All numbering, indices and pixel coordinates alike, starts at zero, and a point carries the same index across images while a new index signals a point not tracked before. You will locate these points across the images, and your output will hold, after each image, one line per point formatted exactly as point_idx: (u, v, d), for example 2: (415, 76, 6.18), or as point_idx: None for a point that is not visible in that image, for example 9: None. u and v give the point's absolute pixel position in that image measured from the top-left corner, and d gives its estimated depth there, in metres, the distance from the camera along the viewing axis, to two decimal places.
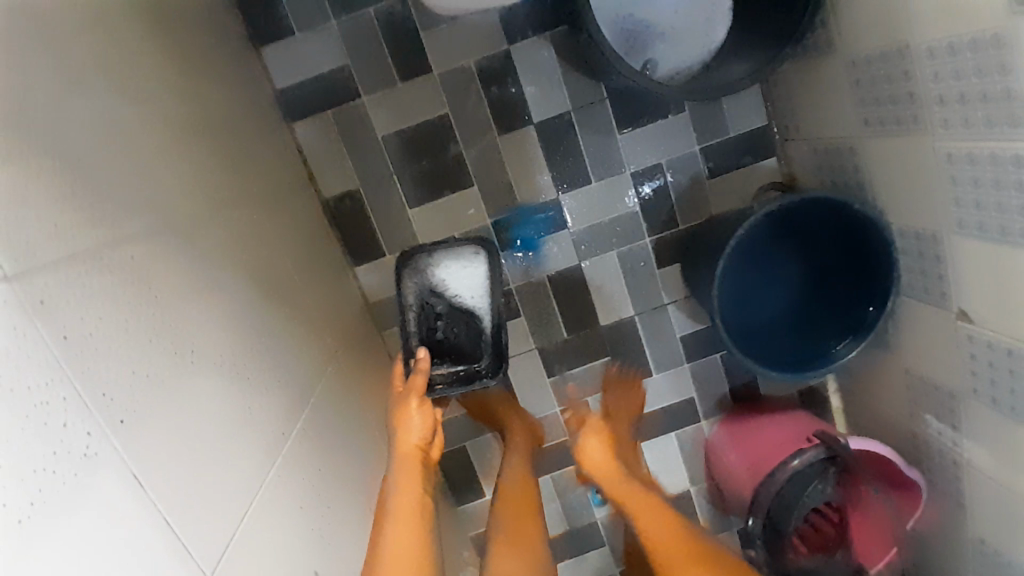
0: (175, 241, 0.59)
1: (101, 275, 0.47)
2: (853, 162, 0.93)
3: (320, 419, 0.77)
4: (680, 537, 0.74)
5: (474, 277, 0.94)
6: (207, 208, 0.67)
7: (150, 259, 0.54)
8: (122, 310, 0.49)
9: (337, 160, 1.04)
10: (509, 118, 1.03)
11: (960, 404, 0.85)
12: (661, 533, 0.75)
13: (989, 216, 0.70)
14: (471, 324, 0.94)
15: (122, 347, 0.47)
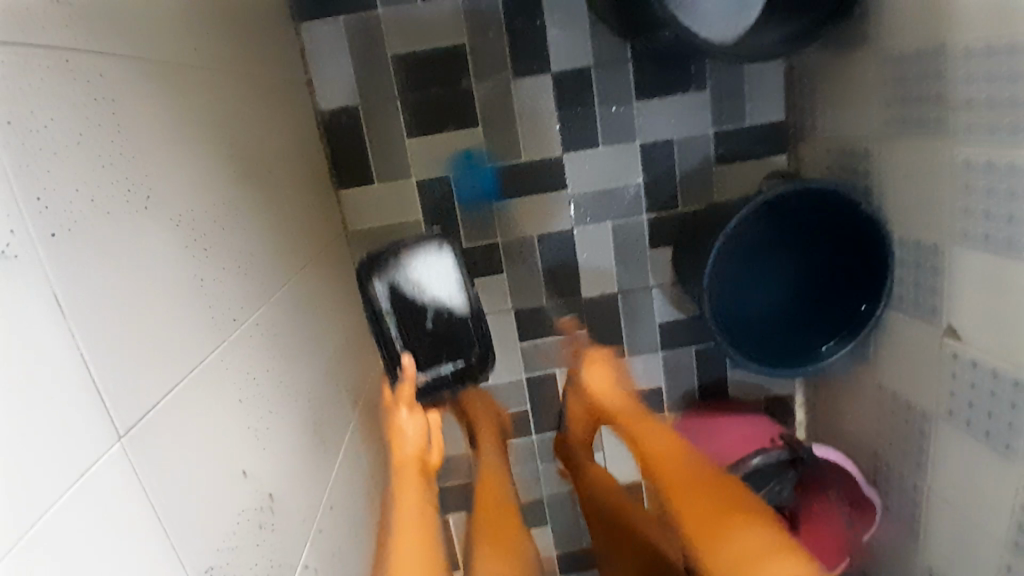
0: (147, 78, 0.53)
1: (59, 73, 0.42)
2: (866, 167, 0.90)
3: (278, 323, 0.71)
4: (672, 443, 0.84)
5: (447, 277, 0.91)
6: (189, 62, 0.61)
7: (116, 82, 0.48)
8: (79, 119, 0.43)
9: (340, 74, 0.99)
10: (526, 62, 0.99)
11: (931, 425, 0.84)
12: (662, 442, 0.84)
13: (999, 228, 0.68)
14: (457, 322, 0.92)
15: (70, 156, 0.42)
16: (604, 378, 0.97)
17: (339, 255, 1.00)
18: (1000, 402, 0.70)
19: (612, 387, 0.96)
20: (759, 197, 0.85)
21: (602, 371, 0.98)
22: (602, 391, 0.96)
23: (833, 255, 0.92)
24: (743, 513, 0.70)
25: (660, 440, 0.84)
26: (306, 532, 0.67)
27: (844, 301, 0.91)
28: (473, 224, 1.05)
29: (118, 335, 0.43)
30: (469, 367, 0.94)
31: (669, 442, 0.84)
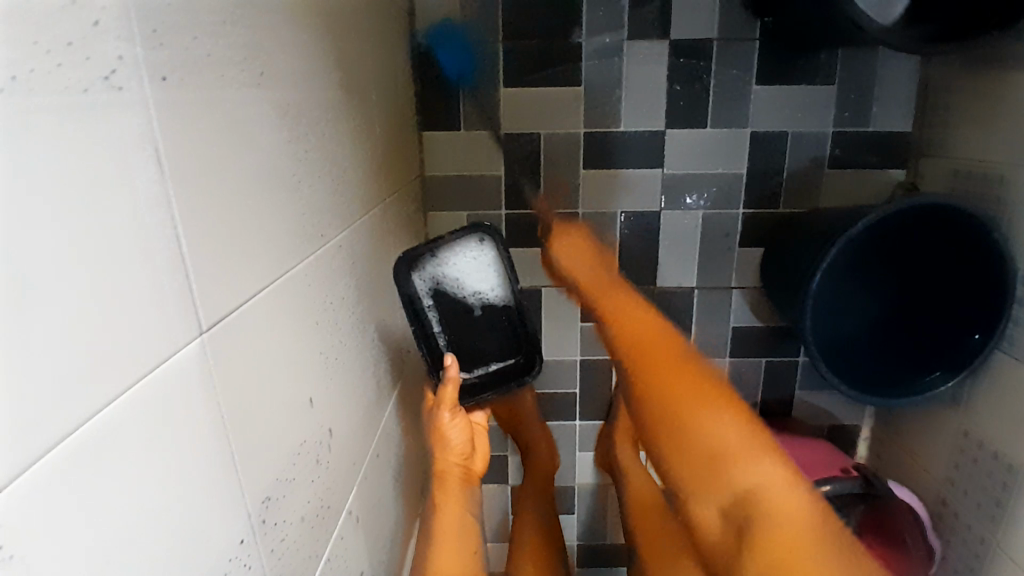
0: None
1: None
2: (998, 195, 0.80)
3: (355, 252, 0.66)
4: (657, 329, 0.69)
5: (487, 266, 0.82)
6: None
7: None
8: None
9: (445, 7, 0.92)
10: (645, 25, 0.92)
11: (1018, 483, 0.75)
12: (642, 330, 0.69)
13: None
14: (503, 320, 0.84)
15: (192, 0, 0.36)
16: (601, 277, 0.86)
17: (414, 200, 0.95)
18: None
19: (592, 273, 0.88)
20: (878, 207, 0.77)
21: (590, 266, 0.90)
22: (591, 283, 0.85)
23: (946, 279, 0.84)
24: (757, 437, 0.57)
25: (678, 359, 0.63)
26: (355, 478, 0.63)
27: (952, 330, 0.83)
28: (553, 190, 0.99)
29: (213, 217, 0.38)
30: (516, 368, 0.85)
31: (651, 329, 0.69)
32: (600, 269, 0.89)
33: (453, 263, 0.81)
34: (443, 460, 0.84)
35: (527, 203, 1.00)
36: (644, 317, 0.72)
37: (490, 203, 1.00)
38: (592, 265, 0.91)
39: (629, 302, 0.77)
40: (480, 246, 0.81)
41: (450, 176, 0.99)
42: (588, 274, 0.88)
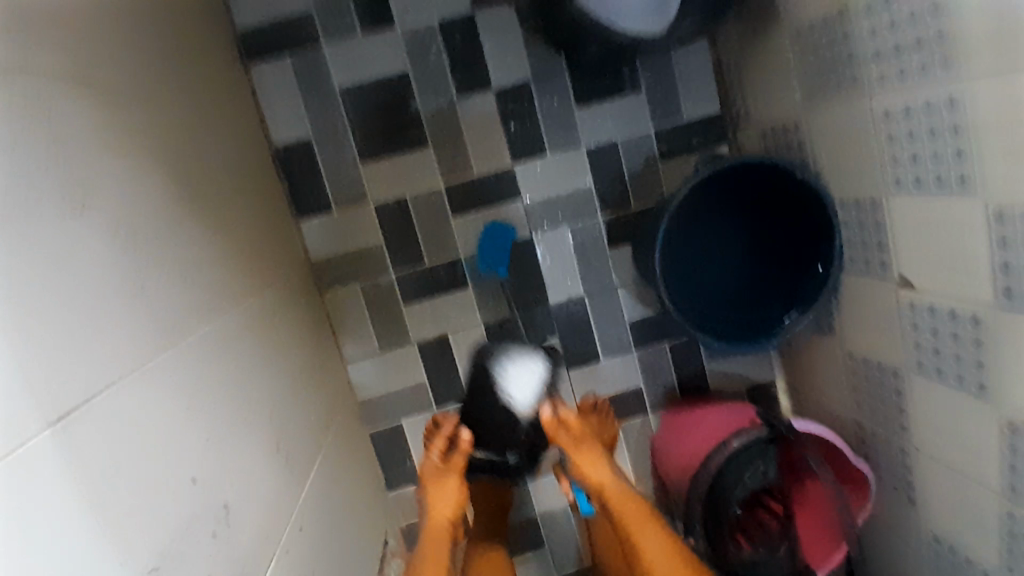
0: (95, 94, 0.56)
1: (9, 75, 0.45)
2: (798, 142, 0.93)
3: (235, 338, 0.72)
4: (659, 534, 0.81)
5: (529, 385, 0.88)
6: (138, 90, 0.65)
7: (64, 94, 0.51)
8: (24, 117, 0.46)
9: (294, 113, 1.04)
10: (471, 83, 1.04)
11: (905, 382, 0.85)
12: (652, 542, 0.81)
13: (925, 169, 0.72)
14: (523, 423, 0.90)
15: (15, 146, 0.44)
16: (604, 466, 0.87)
17: (304, 286, 1.01)
18: (965, 345, 0.74)
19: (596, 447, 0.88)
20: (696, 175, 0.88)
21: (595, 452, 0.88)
22: (599, 477, 0.86)
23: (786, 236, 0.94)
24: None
25: (656, 541, 0.81)
26: (271, 549, 0.65)
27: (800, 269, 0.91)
28: (433, 243, 1.07)
29: (53, 324, 0.44)
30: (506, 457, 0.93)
31: (655, 538, 0.81)
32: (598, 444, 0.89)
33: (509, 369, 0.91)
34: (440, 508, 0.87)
35: (411, 260, 1.07)
36: (644, 516, 0.83)
37: (377, 270, 1.06)
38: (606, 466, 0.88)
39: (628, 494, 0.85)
40: (532, 369, 0.89)
41: (333, 256, 1.06)
42: (593, 456, 0.88)
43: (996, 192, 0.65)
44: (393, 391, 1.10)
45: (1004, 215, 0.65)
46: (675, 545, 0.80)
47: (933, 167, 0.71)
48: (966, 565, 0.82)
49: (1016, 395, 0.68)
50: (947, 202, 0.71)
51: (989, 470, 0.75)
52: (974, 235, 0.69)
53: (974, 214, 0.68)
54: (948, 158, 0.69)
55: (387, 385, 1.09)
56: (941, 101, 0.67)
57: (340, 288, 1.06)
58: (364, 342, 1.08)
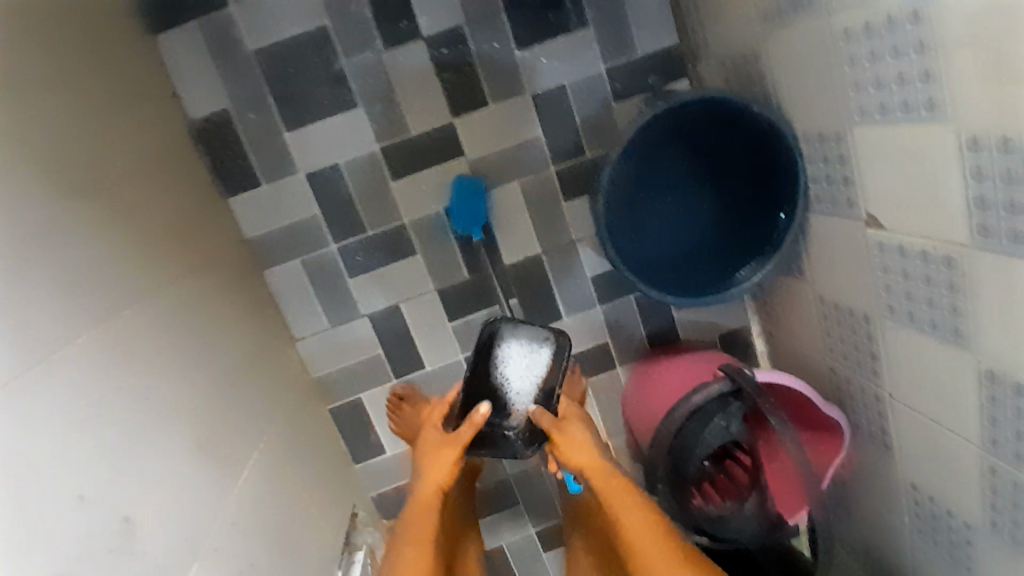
0: None
1: None
2: (757, 69, 0.84)
3: (128, 338, 0.67)
4: (645, 513, 0.78)
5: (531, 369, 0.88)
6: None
7: None
8: None
9: (207, 80, 0.95)
10: (397, 31, 0.94)
11: (877, 330, 0.78)
12: (635, 519, 0.78)
13: (889, 94, 0.63)
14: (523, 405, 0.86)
15: None
16: (584, 446, 0.83)
17: (239, 267, 0.95)
18: (939, 289, 0.67)
19: (576, 426, 0.84)
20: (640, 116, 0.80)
21: (577, 431, 0.84)
22: (579, 459, 0.82)
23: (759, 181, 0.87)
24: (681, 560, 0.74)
25: (636, 517, 0.78)
26: (186, 558, 0.65)
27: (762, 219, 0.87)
28: (374, 210, 1.00)
29: None
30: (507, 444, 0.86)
31: (640, 516, 0.78)
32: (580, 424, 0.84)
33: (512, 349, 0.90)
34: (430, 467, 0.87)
35: (351, 231, 1.00)
36: (630, 496, 0.80)
37: (317, 244, 1.00)
38: (589, 443, 0.83)
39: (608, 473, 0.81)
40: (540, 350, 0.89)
41: (269, 232, 0.99)
42: (572, 436, 0.83)
43: (968, 116, 0.56)
44: (348, 368, 1.06)
45: (978, 142, 0.56)
46: (661, 523, 0.78)
47: (898, 90, 0.62)
48: (945, 516, 0.78)
49: (993, 343, 0.62)
50: (915, 129, 0.62)
51: (966, 421, 0.70)
52: (946, 166, 0.61)
53: (946, 143, 0.60)
54: (914, 79, 0.60)
55: (341, 363, 1.05)
56: (905, 11, 0.58)
57: (280, 266, 1.01)
58: (311, 320, 1.03)
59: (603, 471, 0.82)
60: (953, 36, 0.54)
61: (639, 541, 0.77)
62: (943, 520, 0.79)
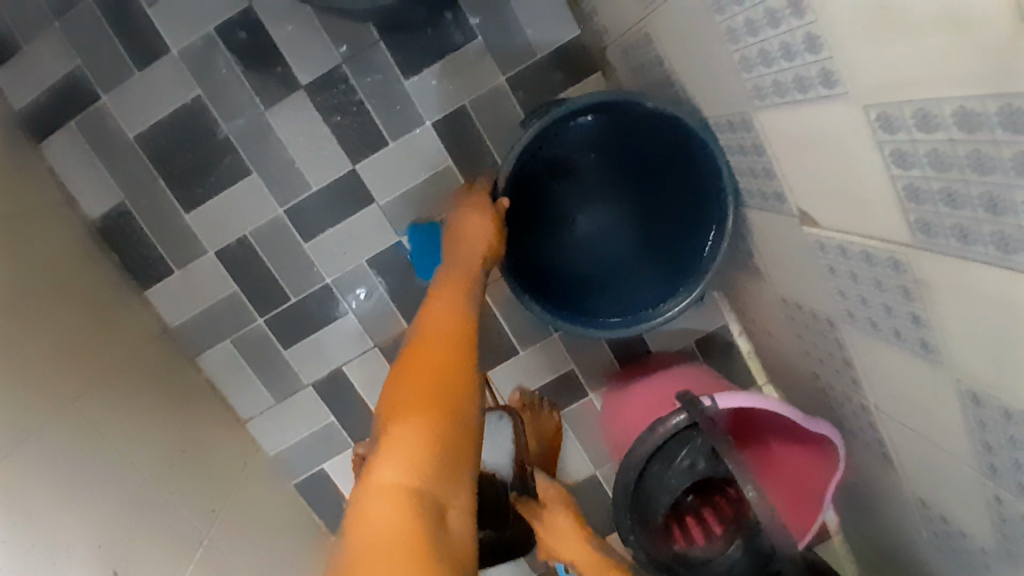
0: None
1: None
2: (655, 52, 0.72)
3: (35, 471, 0.64)
4: None
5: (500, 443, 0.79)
6: None
7: None
8: None
9: (97, 178, 0.90)
10: (275, 87, 0.87)
11: (842, 335, 0.66)
12: None
13: (779, 73, 0.51)
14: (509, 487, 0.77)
15: None
16: (573, 540, 0.73)
17: (165, 364, 0.92)
18: (892, 293, 0.54)
19: (562, 513, 0.76)
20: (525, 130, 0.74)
21: (568, 523, 0.74)
22: (568, 552, 0.73)
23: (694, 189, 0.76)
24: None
25: None
26: None
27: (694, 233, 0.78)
28: (292, 276, 0.94)
29: None
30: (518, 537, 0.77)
31: None
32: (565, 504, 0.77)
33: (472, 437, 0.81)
34: (439, 315, 0.60)
35: (274, 303, 0.95)
36: None
37: (243, 321, 0.96)
38: (581, 537, 0.73)
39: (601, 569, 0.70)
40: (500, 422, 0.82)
41: (193, 318, 0.96)
42: (559, 530, 0.74)
43: (872, 87, 0.43)
44: (304, 439, 1.02)
45: (891, 119, 0.43)
46: None
47: (787, 65, 0.49)
48: (960, 537, 0.65)
49: (964, 354, 0.49)
50: (818, 110, 0.49)
51: (958, 439, 0.56)
52: (862, 152, 0.48)
53: (853, 127, 0.47)
54: (800, 50, 0.47)
55: (295, 435, 1.02)
56: None
57: (213, 350, 0.97)
58: (256, 399, 1.00)
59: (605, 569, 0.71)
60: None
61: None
62: (959, 541, 0.66)
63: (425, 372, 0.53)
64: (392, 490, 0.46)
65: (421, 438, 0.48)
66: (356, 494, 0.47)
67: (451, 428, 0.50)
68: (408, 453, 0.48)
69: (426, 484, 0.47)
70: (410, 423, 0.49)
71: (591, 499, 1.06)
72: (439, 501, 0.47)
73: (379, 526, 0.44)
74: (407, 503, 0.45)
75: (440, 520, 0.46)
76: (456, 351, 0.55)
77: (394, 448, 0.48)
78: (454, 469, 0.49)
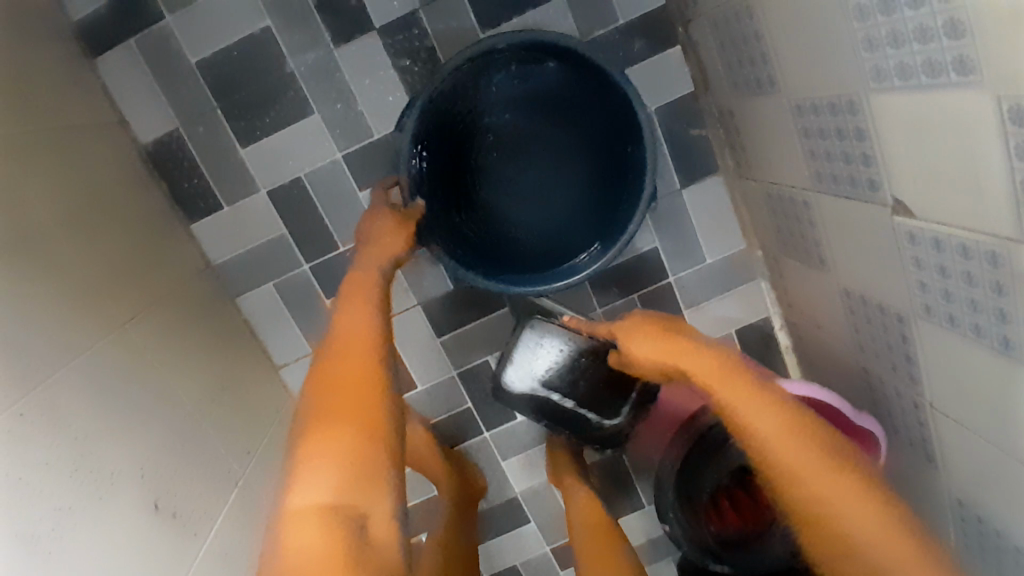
0: None
1: None
2: (753, 29, 0.71)
3: (81, 388, 0.62)
4: (773, 414, 0.67)
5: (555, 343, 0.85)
6: None
7: None
8: None
9: (151, 101, 0.88)
10: (348, 26, 0.85)
11: (911, 330, 0.67)
12: (764, 419, 0.67)
13: (907, 55, 0.50)
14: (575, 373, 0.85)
15: None
16: (653, 350, 0.73)
17: (205, 299, 0.90)
18: (982, 289, 0.54)
19: (658, 328, 0.74)
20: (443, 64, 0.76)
21: (646, 342, 0.73)
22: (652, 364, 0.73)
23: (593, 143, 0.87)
24: (851, 481, 0.63)
25: (761, 416, 0.67)
26: None
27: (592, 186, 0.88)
28: (343, 224, 0.93)
29: None
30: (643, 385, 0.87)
31: (772, 419, 0.67)
32: (659, 321, 0.76)
33: (543, 357, 0.85)
34: (354, 334, 0.66)
35: (322, 249, 0.94)
36: (739, 389, 0.69)
37: (288, 265, 0.94)
38: (661, 345, 0.72)
39: (722, 374, 0.69)
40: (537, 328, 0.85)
41: (236, 258, 0.94)
42: (638, 352, 0.73)
43: (1008, 77, 0.42)
44: None
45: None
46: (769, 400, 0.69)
47: (919, 47, 0.49)
48: (993, 539, 0.67)
49: None
50: (943, 98, 0.48)
51: (1019, 440, 0.57)
52: (984, 142, 0.46)
53: (980, 115, 0.46)
54: (938, 33, 0.46)
55: None
56: None
57: (253, 292, 0.96)
58: (290, 344, 0.99)
59: (699, 363, 0.70)
60: None
61: (788, 454, 0.65)
62: (993, 544, 0.67)
63: (331, 402, 0.60)
64: (311, 510, 0.52)
65: (334, 461, 0.55)
66: (279, 522, 0.53)
67: (365, 445, 0.56)
68: (326, 476, 0.54)
69: (347, 500, 0.53)
70: (326, 448, 0.56)
71: (615, 475, 1.07)
72: (360, 514, 0.53)
73: (299, 545, 0.50)
74: (328, 523, 0.51)
75: (360, 532, 0.52)
76: (363, 378, 0.62)
77: (314, 474, 0.54)
78: (370, 483, 0.55)
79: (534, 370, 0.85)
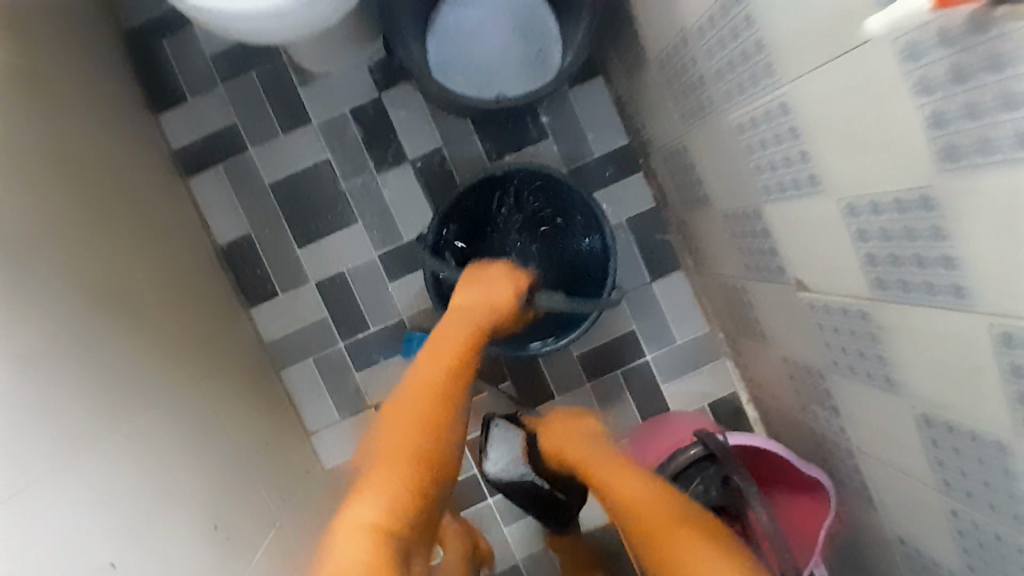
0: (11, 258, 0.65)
1: None
2: (689, 159, 0.96)
3: (159, 425, 0.78)
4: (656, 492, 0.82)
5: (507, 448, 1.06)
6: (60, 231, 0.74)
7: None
8: None
9: (228, 211, 1.12)
10: (387, 157, 1.12)
11: (830, 383, 0.83)
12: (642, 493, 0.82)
13: (781, 174, 0.73)
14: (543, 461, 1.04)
15: None
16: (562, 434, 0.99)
17: (257, 368, 1.08)
18: (862, 338, 0.72)
19: (560, 426, 1.01)
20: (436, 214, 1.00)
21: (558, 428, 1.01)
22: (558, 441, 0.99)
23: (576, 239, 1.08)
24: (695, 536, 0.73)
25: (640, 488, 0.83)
26: None
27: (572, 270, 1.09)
28: (374, 308, 1.13)
29: None
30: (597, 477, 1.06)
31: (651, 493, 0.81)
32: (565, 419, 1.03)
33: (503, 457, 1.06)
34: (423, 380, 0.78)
35: (355, 330, 1.13)
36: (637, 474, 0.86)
37: (328, 343, 1.14)
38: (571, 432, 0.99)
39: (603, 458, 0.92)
40: (496, 434, 1.07)
41: (284, 337, 1.14)
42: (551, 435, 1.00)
43: (840, 185, 0.63)
44: None
45: (853, 206, 0.63)
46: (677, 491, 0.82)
47: (786, 170, 0.71)
48: (927, 563, 0.78)
49: (913, 384, 0.66)
50: (807, 204, 0.70)
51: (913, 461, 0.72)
52: (837, 232, 0.67)
53: (832, 212, 0.66)
54: (795, 160, 0.69)
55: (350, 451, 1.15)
56: (774, 104, 0.68)
57: (295, 366, 1.14)
58: (324, 414, 1.15)
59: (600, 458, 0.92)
60: (801, 124, 0.65)
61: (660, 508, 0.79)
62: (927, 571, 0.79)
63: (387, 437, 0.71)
64: (365, 528, 0.63)
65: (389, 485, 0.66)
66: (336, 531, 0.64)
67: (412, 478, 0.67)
68: (379, 499, 0.65)
69: (391, 524, 0.63)
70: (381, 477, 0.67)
71: (609, 541, 1.17)
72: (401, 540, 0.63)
73: (352, 558, 0.60)
74: (379, 542, 0.61)
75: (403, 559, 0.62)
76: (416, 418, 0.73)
77: (366, 501, 0.65)
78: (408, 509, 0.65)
79: (500, 469, 1.06)
